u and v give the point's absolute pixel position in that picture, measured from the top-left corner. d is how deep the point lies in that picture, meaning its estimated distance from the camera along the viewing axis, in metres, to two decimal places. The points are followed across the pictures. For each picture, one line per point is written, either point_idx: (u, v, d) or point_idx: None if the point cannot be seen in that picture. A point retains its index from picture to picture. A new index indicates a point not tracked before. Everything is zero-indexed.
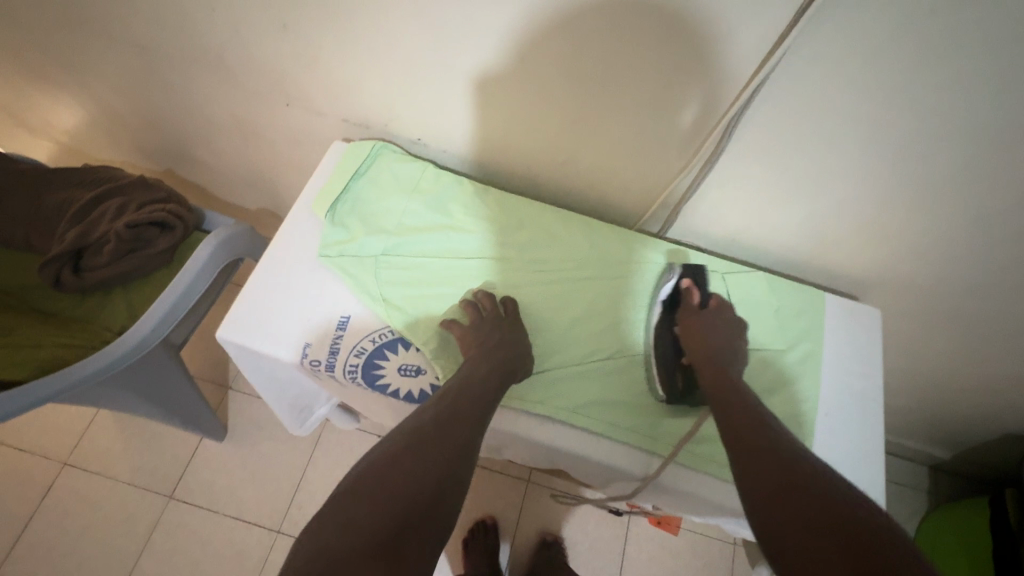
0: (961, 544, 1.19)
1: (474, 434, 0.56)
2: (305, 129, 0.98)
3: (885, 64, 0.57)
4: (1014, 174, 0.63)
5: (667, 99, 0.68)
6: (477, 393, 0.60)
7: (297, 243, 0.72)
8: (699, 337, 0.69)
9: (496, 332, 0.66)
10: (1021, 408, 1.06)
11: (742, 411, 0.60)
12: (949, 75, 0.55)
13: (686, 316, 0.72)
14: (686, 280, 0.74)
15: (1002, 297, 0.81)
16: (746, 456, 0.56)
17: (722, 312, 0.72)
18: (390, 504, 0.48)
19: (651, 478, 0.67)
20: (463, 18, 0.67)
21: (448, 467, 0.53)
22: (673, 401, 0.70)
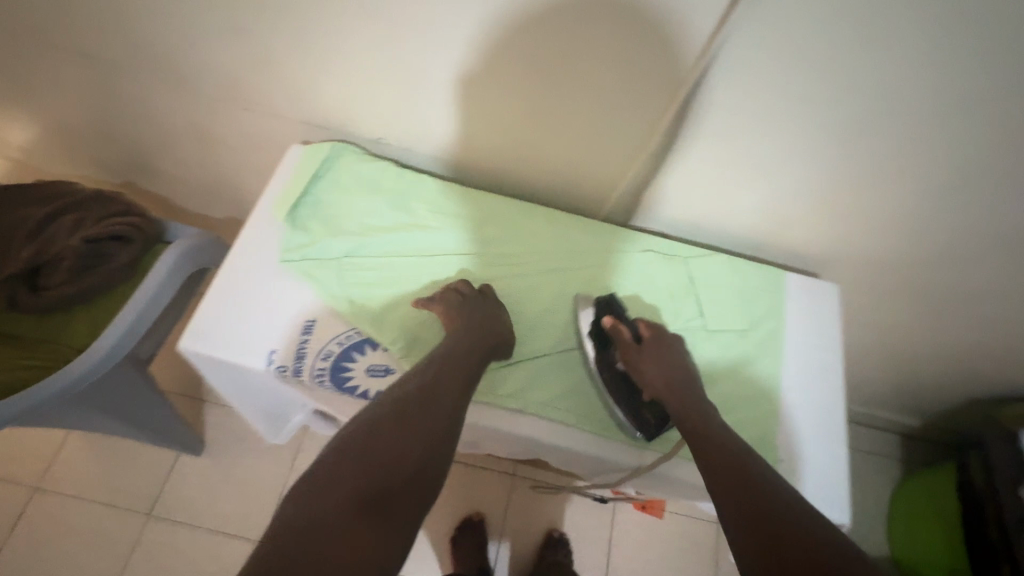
0: (932, 507, 1.23)
1: (457, 406, 0.57)
2: (265, 134, 0.96)
3: (824, 43, 0.58)
4: (951, 145, 0.66)
5: (622, 87, 0.69)
6: (460, 368, 0.61)
7: (257, 248, 0.71)
8: (649, 373, 0.67)
9: (476, 311, 0.67)
10: (980, 371, 1.10)
11: (715, 438, 0.60)
12: (883, 52, 0.58)
13: (627, 353, 0.69)
14: (605, 318, 0.71)
15: (952, 264, 0.84)
16: (723, 486, 0.55)
17: (657, 335, 0.71)
18: (370, 469, 0.50)
19: (645, 470, 0.67)
20: (414, 13, 0.67)
21: (432, 438, 0.53)
22: (652, 436, 0.67)
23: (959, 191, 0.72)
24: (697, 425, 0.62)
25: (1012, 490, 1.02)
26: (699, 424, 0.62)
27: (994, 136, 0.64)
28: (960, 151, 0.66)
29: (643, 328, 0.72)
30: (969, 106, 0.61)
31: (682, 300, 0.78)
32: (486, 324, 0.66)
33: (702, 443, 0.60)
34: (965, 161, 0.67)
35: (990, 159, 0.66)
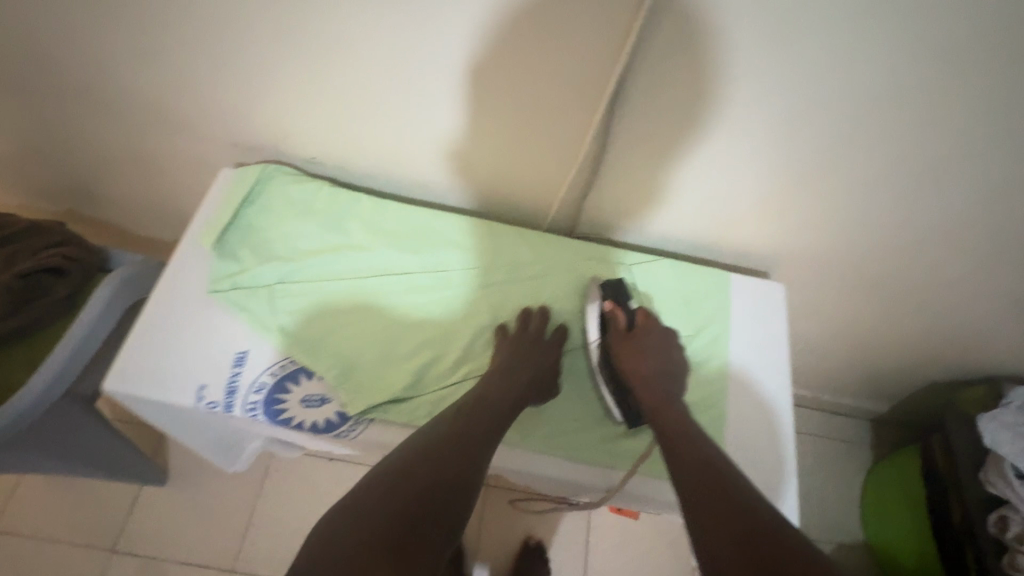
0: (901, 490, 1.25)
1: (489, 445, 0.59)
2: (199, 157, 0.94)
3: (732, 48, 0.59)
4: (870, 140, 0.67)
5: (549, 94, 0.68)
6: (498, 407, 0.63)
7: (184, 279, 0.69)
8: (631, 361, 0.68)
9: (530, 352, 0.68)
10: (936, 355, 1.11)
11: (686, 440, 0.60)
12: (789, 54, 0.58)
13: (613, 343, 0.71)
14: (607, 303, 0.73)
15: (895, 253, 0.85)
16: (690, 486, 0.55)
17: (650, 326, 0.72)
18: (405, 498, 0.52)
19: (616, 490, 0.67)
20: (328, 29, 0.67)
21: (455, 482, 0.55)
22: (633, 424, 0.69)
23: (887, 184, 0.73)
24: (671, 430, 0.62)
25: (974, 472, 1.03)
26: (674, 429, 0.62)
27: (917, 125, 0.64)
28: (887, 141, 0.67)
29: (639, 317, 0.73)
30: (888, 97, 0.61)
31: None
32: (537, 371, 0.67)
33: (673, 445, 0.60)
34: (892, 151, 0.68)
35: (916, 147, 0.67)
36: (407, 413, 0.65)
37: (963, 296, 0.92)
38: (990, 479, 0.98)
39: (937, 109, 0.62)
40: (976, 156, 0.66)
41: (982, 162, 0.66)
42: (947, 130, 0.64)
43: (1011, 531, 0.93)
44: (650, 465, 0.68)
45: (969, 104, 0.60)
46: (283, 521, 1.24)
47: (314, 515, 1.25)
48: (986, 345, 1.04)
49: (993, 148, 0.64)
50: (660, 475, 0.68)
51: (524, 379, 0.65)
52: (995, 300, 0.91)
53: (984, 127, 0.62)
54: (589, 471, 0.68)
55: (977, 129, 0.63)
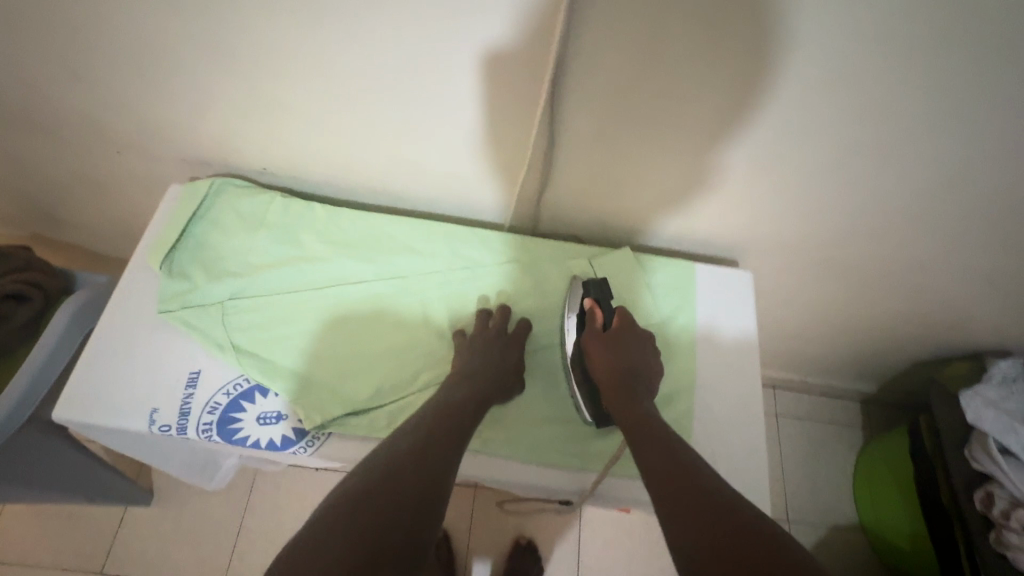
0: (890, 470, 1.24)
1: (453, 452, 0.56)
2: (154, 173, 0.92)
3: (662, 40, 0.58)
4: (816, 123, 0.66)
5: (490, 91, 0.67)
6: (457, 413, 0.60)
7: (135, 303, 0.68)
8: (602, 362, 0.67)
9: (489, 354, 0.66)
10: (916, 333, 1.10)
11: (665, 459, 0.56)
12: (720, 45, 0.58)
13: (586, 338, 0.69)
14: (586, 301, 0.71)
15: (865, 232, 0.83)
16: (676, 510, 0.51)
17: (627, 327, 0.69)
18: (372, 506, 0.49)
19: (588, 493, 0.66)
20: (258, 41, 0.66)
21: (424, 491, 0.51)
22: (601, 425, 0.68)
23: (843, 164, 0.71)
24: (652, 451, 0.58)
25: (959, 450, 1.02)
26: (654, 449, 0.58)
27: (868, 102, 0.62)
28: (840, 118, 0.65)
29: (616, 319, 0.70)
30: (834, 74, 0.59)
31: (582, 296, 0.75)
32: (497, 373, 0.65)
33: (641, 444, 0.59)
34: (847, 130, 0.66)
35: (871, 125, 0.65)
36: (367, 425, 0.64)
37: (940, 273, 0.91)
38: (975, 455, 0.97)
39: (888, 85, 0.60)
40: (927, 133, 0.65)
41: (933, 140, 0.65)
42: (900, 106, 0.62)
43: (996, 508, 0.92)
44: (620, 467, 0.67)
45: (912, 85, 0.59)
46: (271, 536, 1.22)
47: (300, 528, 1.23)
48: (967, 321, 1.03)
49: (951, 124, 0.63)
50: (625, 474, 0.67)
51: (481, 382, 0.63)
52: (972, 275, 0.90)
53: (939, 101, 0.60)
54: (554, 474, 0.67)
55: (929, 105, 0.61)
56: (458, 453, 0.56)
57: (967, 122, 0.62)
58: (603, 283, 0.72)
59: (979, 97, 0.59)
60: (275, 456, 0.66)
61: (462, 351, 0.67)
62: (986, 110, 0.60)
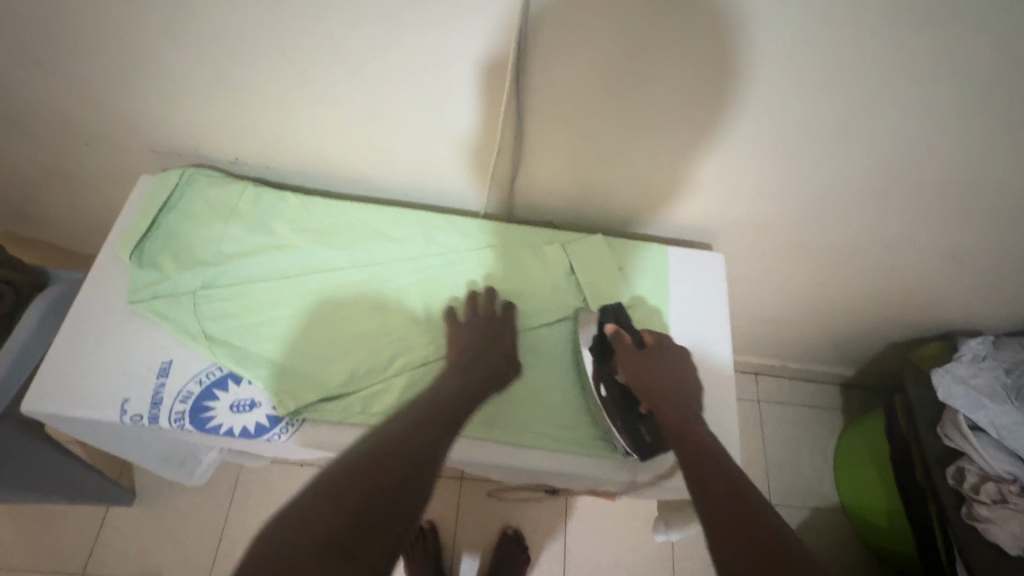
0: (867, 451, 1.26)
1: (452, 435, 0.56)
2: (124, 166, 0.91)
3: (621, 23, 0.58)
4: (778, 104, 0.67)
5: (456, 76, 0.67)
6: (454, 398, 0.60)
7: (104, 295, 0.68)
8: (644, 385, 0.65)
9: (478, 338, 0.67)
10: (890, 314, 1.12)
11: (713, 461, 0.55)
12: (679, 27, 0.58)
13: (625, 362, 0.67)
14: (609, 325, 0.70)
15: (835, 213, 0.85)
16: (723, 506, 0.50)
17: (660, 346, 0.69)
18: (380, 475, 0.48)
19: (645, 485, 0.68)
20: (219, 27, 0.65)
21: (412, 470, 0.50)
22: (647, 455, 0.65)
23: (807, 145, 0.72)
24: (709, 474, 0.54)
25: (930, 427, 1.04)
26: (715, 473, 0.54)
27: (828, 81, 0.63)
28: (804, 98, 0.65)
29: (648, 337, 0.70)
30: (793, 52, 0.60)
31: (555, 280, 0.76)
32: (485, 356, 0.66)
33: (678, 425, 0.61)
34: (808, 112, 0.67)
35: (833, 105, 0.66)
36: (342, 410, 0.64)
37: (910, 253, 0.92)
38: (946, 433, 0.99)
39: (845, 64, 0.60)
40: (885, 112, 0.66)
41: (892, 119, 0.67)
42: (859, 84, 0.63)
43: (967, 482, 0.94)
44: (595, 448, 0.68)
45: (867, 65, 0.60)
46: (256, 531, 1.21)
47: None
48: (937, 300, 1.04)
49: (909, 101, 0.64)
50: (598, 454, 0.68)
51: (471, 367, 0.64)
52: (939, 254, 0.91)
53: (896, 79, 0.61)
54: (531, 457, 0.67)
55: (884, 84, 0.62)
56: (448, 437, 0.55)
57: (925, 99, 0.63)
58: (618, 306, 0.73)
59: (934, 74, 0.60)
60: (250, 444, 0.66)
61: (453, 339, 0.67)
62: (942, 87, 0.61)
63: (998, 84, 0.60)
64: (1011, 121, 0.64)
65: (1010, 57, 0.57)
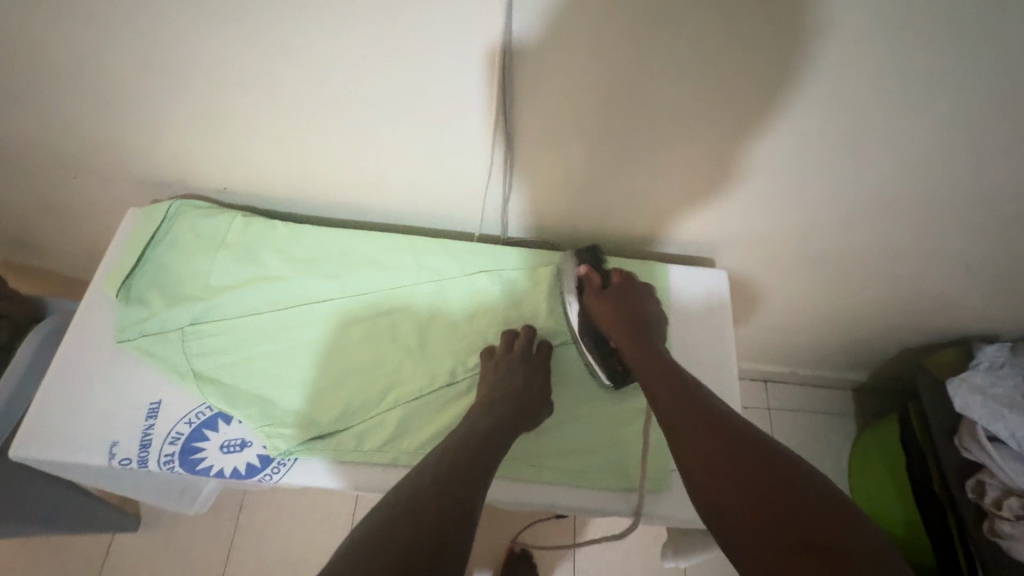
0: (882, 459, 1.23)
1: (478, 482, 0.53)
2: (115, 195, 0.90)
3: (607, 43, 0.56)
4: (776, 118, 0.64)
5: (440, 99, 0.65)
6: (478, 445, 0.57)
7: (93, 333, 0.67)
8: (609, 316, 0.69)
9: (515, 373, 0.65)
10: (903, 320, 1.08)
11: (708, 434, 0.53)
12: (668, 43, 0.56)
13: (591, 301, 0.70)
14: (580, 268, 0.72)
15: (845, 221, 0.81)
16: (729, 500, 0.48)
17: (626, 282, 0.71)
18: (399, 528, 0.46)
19: (639, 513, 0.65)
20: (198, 60, 0.64)
21: (448, 509, 0.48)
22: (620, 384, 0.70)
23: (809, 156, 0.70)
24: (716, 485, 0.49)
25: (948, 438, 1.00)
26: (727, 486, 0.49)
27: (828, 92, 0.60)
28: (802, 110, 0.63)
29: (614, 276, 0.72)
30: (790, 65, 0.57)
31: (548, 300, 0.74)
32: (523, 397, 0.64)
33: (661, 394, 0.59)
34: (807, 125, 0.65)
35: (834, 116, 0.63)
36: (334, 447, 0.63)
37: (925, 260, 0.89)
38: (965, 444, 0.96)
39: (846, 74, 0.58)
40: (888, 123, 0.63)
41: (898, 130, 0.64)
42: (861, 95, 0.60)
43: (988, 496, 0.91)
44: (590, 477, 0.66)
45: (867, 77, 0.58)
46: (259, 555, 1.19)
47: (289, 546, 1.20)
48: (951, 305, 1.01)
49: (913, 110, 0.61)
50: (596, 484, 0.66)
51: (505, 408, 0.62)
52: (953, 260, 0.88)
53: (901, 88, 0.58)
54: (529, 492, 0.66)
55: (885, 96, 0.60)
56: (482, 481, 0.53)
57: (931, 107, 0.60)
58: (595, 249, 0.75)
59: (940, 81, 0.57)
60: (243, 483, 0.65)
61: (488, 375, 0.66)
62: (949, 95, 0.58)
63: (1008, 92, 0.57)
64: None
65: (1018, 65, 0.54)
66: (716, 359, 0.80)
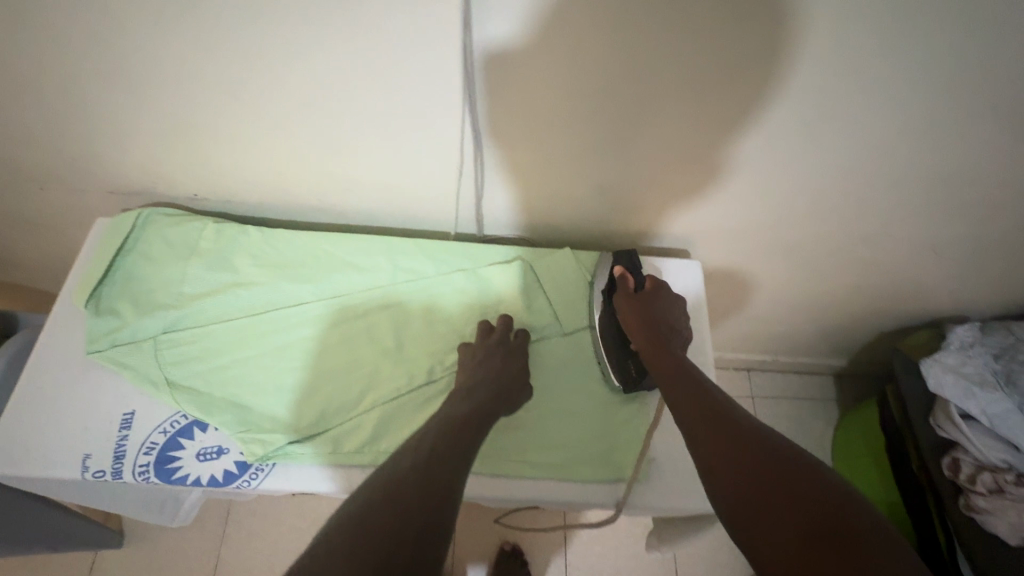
0: (863, 442, 1.26)
1: (459, 465, 0.53)
2: (81, 206, 0.88)
3: (568, 44, 0.57)
4: (737, 113, 0.66)
5: (407, 102, 0.66)
6: (462, 425, 0.58)
7: (63, 346, 0.66)
8: (641, 320, 0.69)
9: (494, 361, 0.66)
10: (876, 305, 1.10)
11: (714, 425, 0.56)
12: (628, 43, 0.57)
13: (624, 301, 0.71)
14: (616, 268, 0.74)
15: (811, 211, 0.83)
16: (730, 475, 0.51)
17: (659, 290, 0.72)
18: (399, 496, 0.48)
19: (624, 505, 0.66)
20: (161, 69, 0.64)
21: (432, 492, 0.49)
22: (629, 389, 0.70)
23: (773, 148, 0.71)
24: (718, 465, 0.52)
25: (924, 418, 1.02)
26: (729, 465, 0.52)
27: (786, 85, 0.61)
28: (763, 104, 0.64)
29: (649, 282, 0.73)
30: (745, 64, 0.59)
31: (526, 296, 0.74)
32: (503, 380, 0.64)
33: (675, 392, 0.61)
34: (768, 119, 0.66)
35: (794, 108, 0.65)
36: (312, 451, 0.62)
37: (893, 245, 0.91)
38: (939, 423, 0.98)
39: (799, 67, 0.59)
40: (844, 114, 0.65)
41: (854, 120, 0.66)
42: (818, 88, 0.61)
43: (963, 473, 0.93)
44: (574, 470, 0.67)
45: (821, 69, 0.59)
46: (247, 567, 1.17)
47: (277, 554, 1.19)
48: (920, 288, 1.03)
49: (869, 99, 0.63)
50: (580, 478, 0.67)
51: (485, 388, 0.63)
52: (920, 244, 0.90)
53: (855, 79, 0.60)
54: (515, 488, 0.66)
55: (840, 88, 0.61)
56: (465, 466, 0.54)
57: (885, 96, 0.62)
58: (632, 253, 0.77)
59: (892, 71, 0.59)
60: (221, 491, 0.64)
61: (465, 362, 0.66)
62: (901, 84, 0.60)
63: (956, 79, 0.59)
64: (976, 109, 0.63)
65: (963, 54, 0.56)
66: (691, 348, 0.81)
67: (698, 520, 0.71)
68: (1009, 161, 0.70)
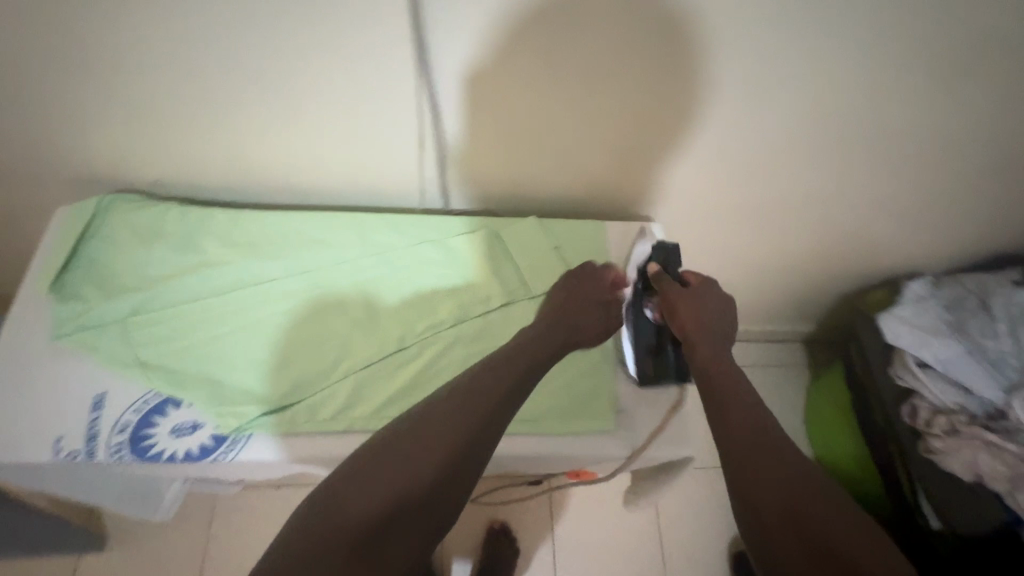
0: (832, 400, 1.30)
1: (480, 433, 0.54)
2: (36, 199, 0.86)
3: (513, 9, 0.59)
4: (683, 77, 0.68)
5: (361, 78, 0.67)
6: (484, 385, 0.58)
7: (27, 332, 0.66)
8: (691, 315, 0.66)
9: (578, 298, 0.70)
10: (836, 267, 1.15)
11: (743, 404, 0.57)
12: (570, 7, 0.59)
13: (669, 296, 0.68)
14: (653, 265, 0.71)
15: (765, 177, 0.87)
16: (738, 438, 0.55)
17: (707, 287, 0.69)
18: (414, 462, 0.51)
19: (630, 458, 0.70)
20: (108, 51, 0.63)
21: (446, 463, 0.51)
22: (644, 383, 0.73)
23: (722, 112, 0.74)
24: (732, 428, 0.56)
25: (884, 369, 1.07)
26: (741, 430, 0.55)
27: (728, 45, 0.64)
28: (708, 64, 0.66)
29: (693, 278, 0.70)
30: (686, 22, 0.61)
31: (492, 265, 0.75)
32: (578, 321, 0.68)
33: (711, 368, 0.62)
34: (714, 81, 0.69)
35: (738, 70, 0.67)
36: (287, 421, 0.63)
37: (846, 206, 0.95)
38: (898, 372, 1.02)
39: (738, 27, 0.62)
40: (785, 73, 0.68)
41: (794, 79, 0.68)
42: (758, 47, 0.64)
43: (921, 418, 0.97)
44: (576, 425, 0.70)
45: (757, 29, 0.62)
46: (234, 561, 1.17)
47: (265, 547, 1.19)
48: (874, 247, 1.07)
49: (806, 58, 0.65)
50: (576, 433, 0.70)
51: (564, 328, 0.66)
52: (871, 203, 0.94)
53: (791, 37, 0.63)
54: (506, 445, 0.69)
55: (778, 47, 0.64)
56: (492, 421, 0.56)
57: (821, 55, 0.65)
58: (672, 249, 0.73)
59: (824, 28, 0.62)
60: (199, 467, 0.64)
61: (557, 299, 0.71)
62: (834, 41, 0.63)
63: (884, 34, 0.62)
64: (905, 65, 0.66)
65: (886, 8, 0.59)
66: None
67: (670, 471, 0.74)
68: (942, 117, 0.75)
